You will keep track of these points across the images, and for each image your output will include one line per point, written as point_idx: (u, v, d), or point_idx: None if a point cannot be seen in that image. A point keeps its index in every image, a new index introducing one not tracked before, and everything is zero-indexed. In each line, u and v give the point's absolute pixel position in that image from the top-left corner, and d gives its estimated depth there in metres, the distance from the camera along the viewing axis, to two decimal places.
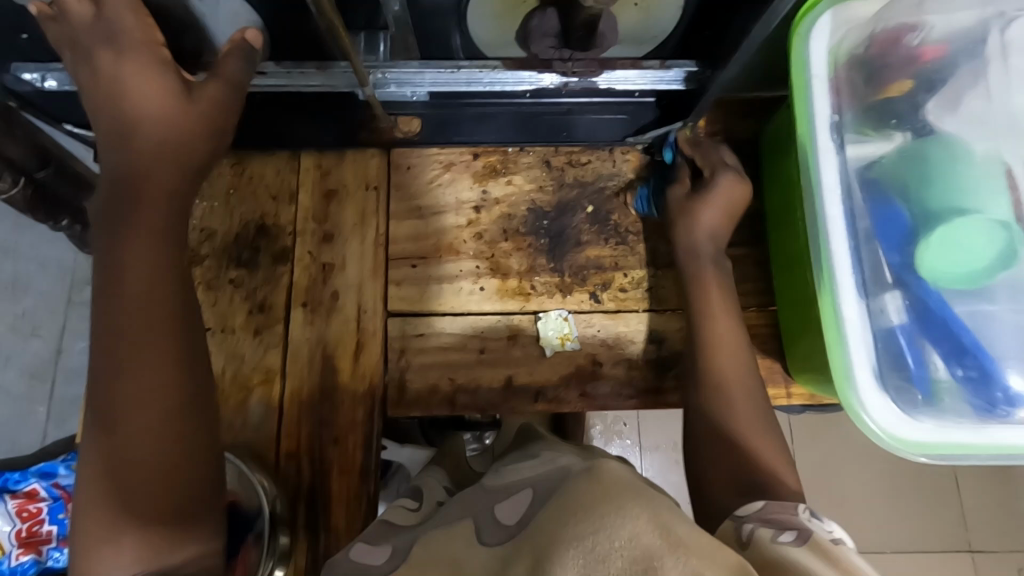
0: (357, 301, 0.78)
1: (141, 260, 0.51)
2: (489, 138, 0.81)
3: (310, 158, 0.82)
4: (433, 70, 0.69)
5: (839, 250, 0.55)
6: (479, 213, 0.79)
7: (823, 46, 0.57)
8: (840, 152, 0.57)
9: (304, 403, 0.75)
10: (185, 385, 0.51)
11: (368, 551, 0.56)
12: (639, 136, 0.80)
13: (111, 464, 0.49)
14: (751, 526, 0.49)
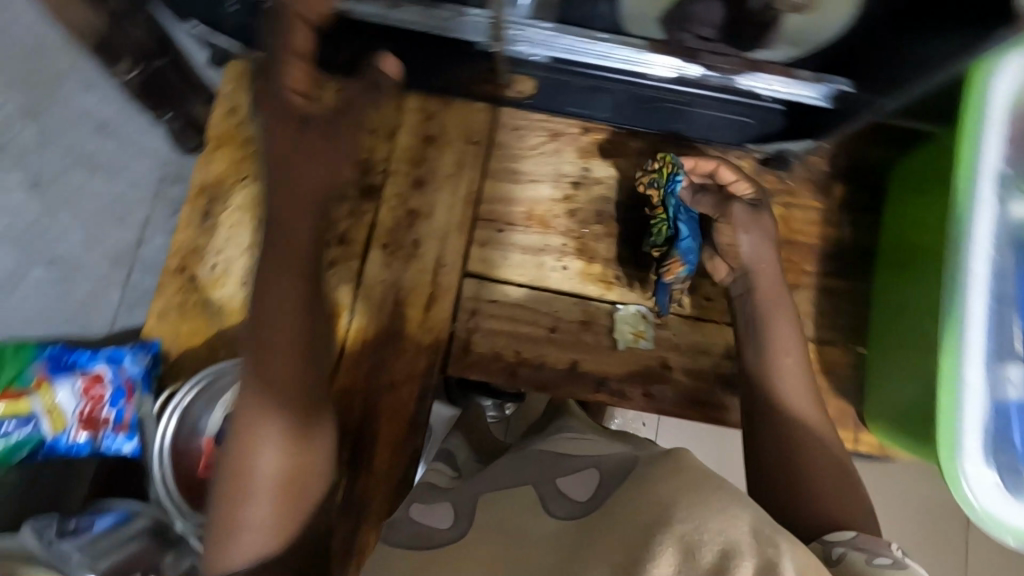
0: (438, 253, 0.76)
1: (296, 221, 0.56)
2: (600, 115, 0.76)
3: (417, 99, 0.79)
4: (573, 38, 0.67)
5: (975, 314, 0.52)
6: (577, 189, 0.77)
7: (1010, 92, 0.53)
8: (999, 210, 0.54)
9: (367, 343, 0.75)
10: (315, 340, 0.57)
11: (428, 511, 0.54)
12: (760, 145, 0.75)
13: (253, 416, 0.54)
14: (842, 549, 0.49)
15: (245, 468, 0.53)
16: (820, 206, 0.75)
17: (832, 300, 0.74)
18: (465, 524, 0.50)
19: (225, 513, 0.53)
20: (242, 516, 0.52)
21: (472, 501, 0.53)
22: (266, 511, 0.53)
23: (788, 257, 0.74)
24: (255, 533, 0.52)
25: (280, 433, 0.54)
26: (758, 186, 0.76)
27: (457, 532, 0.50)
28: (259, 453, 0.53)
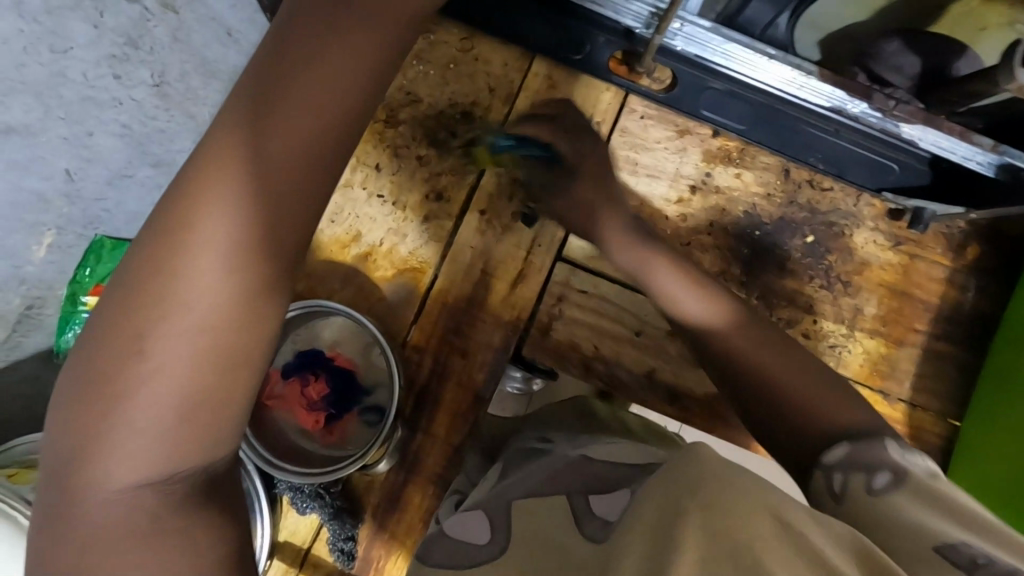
0: (536, 230, 0.73)
1: (295, 132, 0.39)
2: (731, 124, 0.69)
3: (543, 64, 0.75)
4: (736, 46, 0.65)
5: None
6: (693, 194, 0.73)
7: None
8: None
9: (447, 305, 0.73)
10: (276, 274, 0.39)
11: (462, 525, 0.48)
12: (899, 197, 0.69)
13: (158, 318, 0.36)
14: (840, 478, 0.42)
15: (146, 375, 0.35)
16: (948, 264, 0.71)
17: (937, 364, 0.70)
18: (501, 542, 0.45)
19: (103, 424, 0.35)
20: (104, 453, 0.35)
21: (503, 507, 0.48)
22: (156, 441, 0.36)
23: (900, 309, 0.70)
24: (127, 483, 0.35)
25: (184, 364, 0.36)
26: (887, 231, 0.71)
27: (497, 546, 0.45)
28: (168, 331, 0.36)
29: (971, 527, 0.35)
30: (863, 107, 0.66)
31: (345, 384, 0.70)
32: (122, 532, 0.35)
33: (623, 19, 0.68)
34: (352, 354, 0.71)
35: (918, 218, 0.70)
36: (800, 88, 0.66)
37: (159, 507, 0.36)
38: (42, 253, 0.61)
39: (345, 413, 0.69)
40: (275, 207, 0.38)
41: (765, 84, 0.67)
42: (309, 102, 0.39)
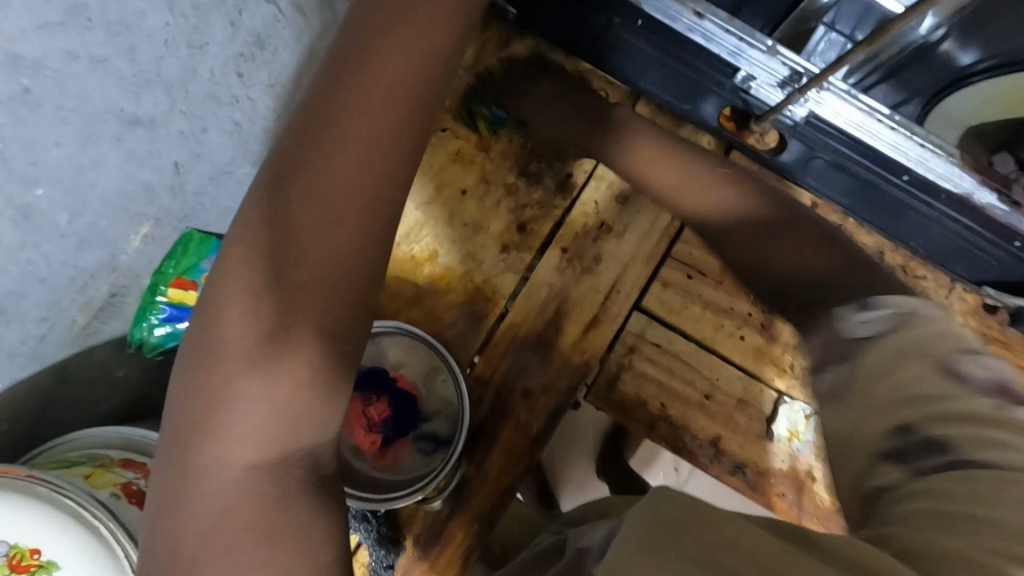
0: (617, 276, 0.72)
1: (362, 140, 0.39)
2: (833, 194, 0.69)
3: (645, 109, 0.74)
4: (867, 119, 0.63)
5: None
6: None
7: None
8: None
9: (517, 341, 0.71)
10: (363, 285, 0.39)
11: None
12: (1000, 295, 0.67)
13: (274, 290, 0.37)
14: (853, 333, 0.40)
15: (263, 339, 0.36)
16: None
17: None
18: None
19: (219, 388, 0.36)
20: (218, 418, 0.36)
21: None
22: (269, 407, 0.36)
23: None
24: (238, 455, 0.35)
25: (293, 332, 0.37)
26: (976, 329, 0.69)
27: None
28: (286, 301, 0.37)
29: (970, 479, 0.31)
30: (989, 197, 0.63)
31: (406, 407, 0.68)
32: (228, 500, 0.35)
33: (754, 70, 0.65)
34: (415, 378, 0.69)
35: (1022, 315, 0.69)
36: (925, 169, 0.64)
37: (265, 474, 0.36)
38: (136, 245, 0.55)
39: (401, 437, 0.68)
40: (361, 208, 0.39)
41: (881, 160, 0.64)
42: (380, 109, 0.40)
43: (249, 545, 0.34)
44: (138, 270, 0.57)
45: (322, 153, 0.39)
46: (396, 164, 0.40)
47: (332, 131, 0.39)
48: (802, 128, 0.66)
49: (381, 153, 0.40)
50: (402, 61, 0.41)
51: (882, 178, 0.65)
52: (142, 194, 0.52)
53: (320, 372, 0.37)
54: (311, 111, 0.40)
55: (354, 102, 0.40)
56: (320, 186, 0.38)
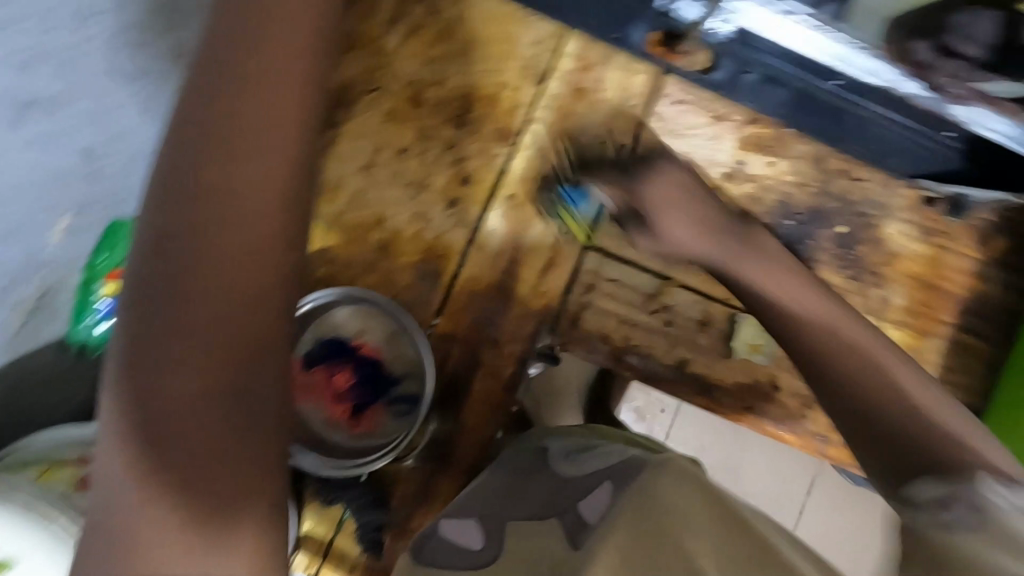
0: (567, 217, 0.71)
1: (264, 85, 0.36)
2: (774, 110, 0.69)
3: (575, 43, 0.72)
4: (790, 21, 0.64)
5: None
6: (728, 182, 0.71)
7: None
8: None
9: (475, 294, 0.71)
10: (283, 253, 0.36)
11: (458, 530, 0.55)
12: (935, 184, 0.69)
13: (193, 230, 0.35)
14: (920, 494, 0.42)
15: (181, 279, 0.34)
16: (978, 257, 0.70)
17: (964, 355, 0.70)
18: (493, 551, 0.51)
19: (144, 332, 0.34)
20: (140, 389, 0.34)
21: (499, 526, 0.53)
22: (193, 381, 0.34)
23: (927, 303, 0.71)
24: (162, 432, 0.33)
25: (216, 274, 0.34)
26: (917, 223, 0.71)
27: (489, 554, 0.51)
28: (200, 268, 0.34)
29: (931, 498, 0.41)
30: (916, 88, 0.65)
31: (371, 372, 0.68)
32: (153, 467, 0.33)
33: None
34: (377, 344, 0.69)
35: (957, 205, 0.70)
36: (852, 69, 0.66)
37: (185, 445, 0.33)
38: (59, 238, 0.61)
39: (372, 404, 0.68)
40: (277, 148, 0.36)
41: (810, 70, 0.67)
42: (282, 52, 0.37)
43: (187, 491, 0.33)
44: (67, 265, 0.63)
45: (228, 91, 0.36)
46: (304, 104, 0.37)
47: (239, 68, 0.36)
48: (731, 43, 0.67)
49: (291, 88, 0.37)
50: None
51: (814, 83, 0.68)
52: (45, 181, 0.60)
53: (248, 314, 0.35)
54: (206, 54, 0.37)
55: (262, 37, 0.37)
56: (227, 136, 0.35)
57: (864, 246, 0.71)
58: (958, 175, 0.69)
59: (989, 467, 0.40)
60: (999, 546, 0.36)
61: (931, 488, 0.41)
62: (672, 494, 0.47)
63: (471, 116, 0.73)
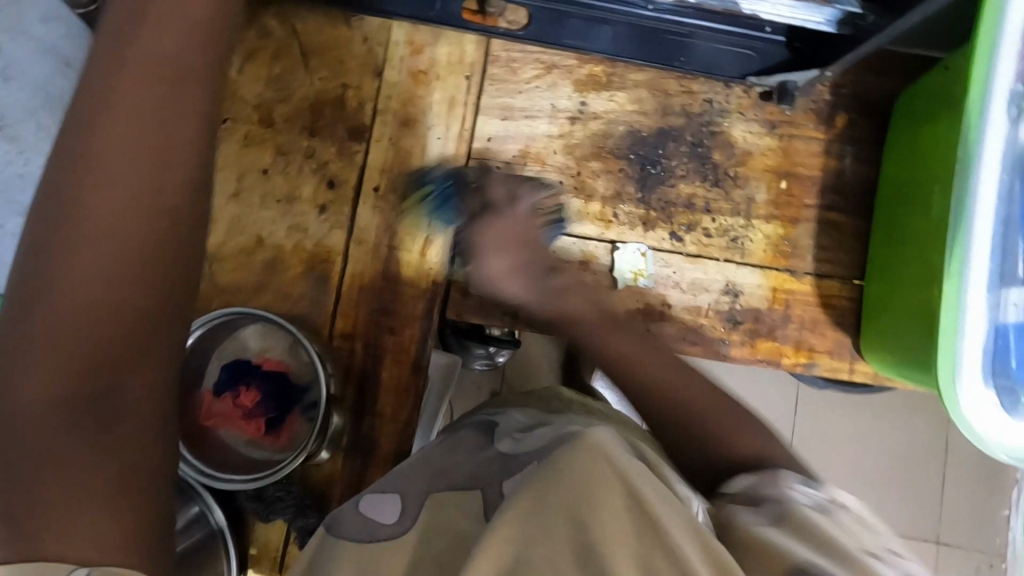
0: (434, 194, 0.74)
1: (126, 116, 0.44)
2: (599, 47, 0.73)
3: (402, 32, 0.75)
4: None
5: (977, 261, 0.50)
6: (574, 125, 0.74)
7: (1012, 65, 0.49)
8: (1006, 174, 0.50)
9: (365, 287, 0.73)
10: (166, 258, 0.44)
11: (377, 506, 0.53)
12: (762, 78, 0.72)
13: (47, 268, 0.41)
14: (732, 504, 0.50)
15: (30, 307, 0.41)
16: (823, 137, 0.74)
17: (835, 232, 0.73)
18: (409, 522, 0.51)
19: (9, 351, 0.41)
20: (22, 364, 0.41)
21: (420, 493, 0.53)
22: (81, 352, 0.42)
23: (789, 191, 0.73)
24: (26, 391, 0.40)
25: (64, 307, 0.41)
26: (760, 118, 0.74)
27: (401, 528, 0.51)
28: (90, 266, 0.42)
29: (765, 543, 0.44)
30: None
31: (280, 387, 0.70)
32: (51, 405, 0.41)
33: None
34: (281, 355, 0.70)
35: (784, 92, 0.72)
36: None
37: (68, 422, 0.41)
38: None
39: (289, 413, 0.69)
40: (130, 182, 0.43)
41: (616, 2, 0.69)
42: (139, 96, 0.45)
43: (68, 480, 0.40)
44: None
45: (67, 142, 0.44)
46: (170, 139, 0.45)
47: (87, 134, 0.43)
48: None
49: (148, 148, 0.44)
50: (164, 71, 0.46)
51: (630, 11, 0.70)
52: None
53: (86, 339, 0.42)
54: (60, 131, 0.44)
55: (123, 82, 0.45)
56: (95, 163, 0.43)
57: (718, 152, 0.74)
58: (783, 65, 0.72)
59: (800, 490, 0.50)
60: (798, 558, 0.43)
61: (742, 490, 0.52)
62: (588, 469, 0.45)
63: (321, 123, 0.76)
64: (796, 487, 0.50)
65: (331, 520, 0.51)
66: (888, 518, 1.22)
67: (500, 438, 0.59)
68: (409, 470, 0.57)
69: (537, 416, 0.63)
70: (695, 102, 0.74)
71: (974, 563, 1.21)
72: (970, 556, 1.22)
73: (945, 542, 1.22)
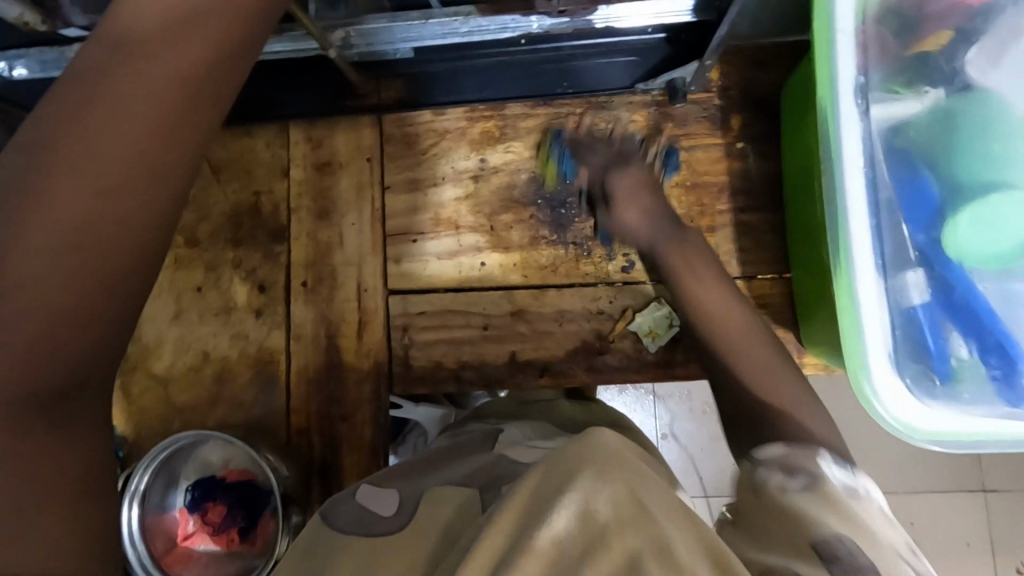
0: (358, 278, 0.76)
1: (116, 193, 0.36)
2: (483, 96, 0.77)
3: (299, 131, 0.78)
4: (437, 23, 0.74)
5: (857, 253, 0.50)
6: (478, 182, 0.76)
7: (851, 57, 0.50)
8: (869, 161, 0.50)
9: (311, 381, 0.76)
10: (50, 386, 0.35)
11: (372, 497, 0.53)
12: (650, 81, 0.74)
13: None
14: (763, 472, 0.48)
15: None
16: (722, 142, 0.74)
17: (754, 231, 0.73)
18: (403, 519, 0.50)
19: None
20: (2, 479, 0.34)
21: (416, 493, 0.53)
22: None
23: (700, 201, 0.74)
24: None
25: (30, 343, 0.35)
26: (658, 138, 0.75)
27: (397, 523, 0.50)
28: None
29: (765, 510, 0.44)
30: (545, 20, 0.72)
31: (244, 496, 0.72)
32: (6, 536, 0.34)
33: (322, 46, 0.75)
34: (241, 465, 0.72)
35: (675, 90, 0.74)
36: (487, 32, 0.74)
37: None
38: None
39: (261, 518, 0.71)
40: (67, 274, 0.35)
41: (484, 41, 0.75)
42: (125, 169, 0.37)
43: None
44: None
45: (98, 161, 0.36)
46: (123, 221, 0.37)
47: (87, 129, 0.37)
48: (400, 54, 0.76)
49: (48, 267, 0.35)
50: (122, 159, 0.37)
51: (502, 53, 0.76)
52: None
53: (50, 432, 0.36)
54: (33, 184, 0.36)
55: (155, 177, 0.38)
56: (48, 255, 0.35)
57: None
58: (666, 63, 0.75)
59: (831, 465, 0.48)
60: (826, 504, 0.43)
61: (771, 458, 0.49)
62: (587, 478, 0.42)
63: (242, 236, 0.78)
64: (830, 463, 0.47)
65: (325, 514, 0.53)
66: (923, 477, 1.18)
67: (503, 446, 0.58)
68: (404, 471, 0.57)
69: (548, 433, 0.62)
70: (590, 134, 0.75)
71: None
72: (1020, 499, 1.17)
73: (991, 489, 1.17)
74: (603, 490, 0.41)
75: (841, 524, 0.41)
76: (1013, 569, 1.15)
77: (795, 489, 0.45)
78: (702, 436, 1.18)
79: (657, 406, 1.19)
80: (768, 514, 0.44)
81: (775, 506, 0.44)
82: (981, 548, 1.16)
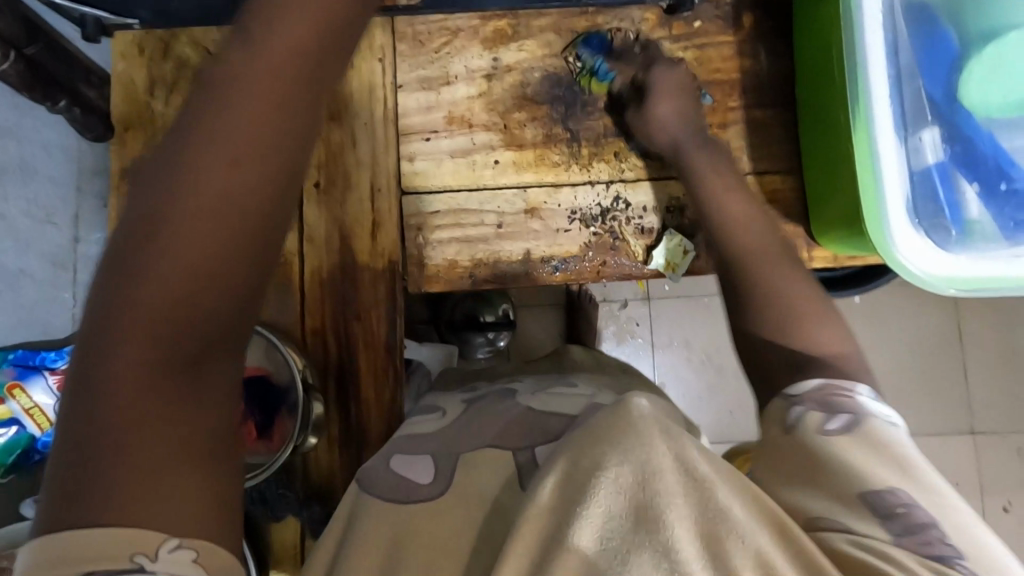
0: (372, 178, 0.75)
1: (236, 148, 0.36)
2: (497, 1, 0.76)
3: None
4: None
5: (879, 109, 0.51)
6: (491, 81, 0.76)
7: None
8: (888, 19, 0.51)
9: (325, 282, 0.75)
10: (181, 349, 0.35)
11: (407, 465, 0.52)
12: None
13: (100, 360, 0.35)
14: (801, 409, 0.47)
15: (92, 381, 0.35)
16: (733, 40, 0.75)
17: (763, 129, 0.74)
18: (442, 482, 0.50)
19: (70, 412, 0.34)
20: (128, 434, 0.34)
21: (450, 458, 0.52)
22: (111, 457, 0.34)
23: (712, 98, 0.74)
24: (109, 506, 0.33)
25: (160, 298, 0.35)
26: (668, 35, 0.75)
27: (436, 489, 0.50)
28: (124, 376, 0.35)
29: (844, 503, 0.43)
30: None
31: (262, 392, 0.71)
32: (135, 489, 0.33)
33: None
34: (258, 362, 0.72)
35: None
36: None
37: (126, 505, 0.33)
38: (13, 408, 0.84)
39: (278, 415, 0.71)
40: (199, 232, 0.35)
41: None
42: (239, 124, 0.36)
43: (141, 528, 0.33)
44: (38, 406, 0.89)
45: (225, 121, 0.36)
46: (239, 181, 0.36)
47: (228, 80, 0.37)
48: None
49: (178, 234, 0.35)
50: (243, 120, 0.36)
51: None
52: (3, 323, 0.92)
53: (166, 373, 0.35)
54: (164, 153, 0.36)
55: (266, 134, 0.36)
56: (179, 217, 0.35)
57: (633, 74, 0.75)
58: None
59: (864, 396, 0.48)
60: (872, 454, 0.43)
61: (812, 395, 0.48)
62: (637, 453, 0.39)
63: None
64: (862, 394, 0.48)
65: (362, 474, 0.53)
66: (914, 418, 1.21)
67: (521, 397, 0.61)
68: (435, 437, 0.56)
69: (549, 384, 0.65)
70: (601, 32, 0.75)
71: (1015, 445, 1.20)
72: (1007, 440, 1.20)
73: (980, 431, 1.20)
74: (661, 471, 0.38)
75: (900, 474, 0.42)
76: (1000, 506, 1.18)
77: (832, 431, 0.45)
78: (700, 377, 1.19)
79: (658, 355, 1.20)
80: (794, 452, 0.45)
81: (815, 456, 0.44)
82: (970, 488, 1.19)
